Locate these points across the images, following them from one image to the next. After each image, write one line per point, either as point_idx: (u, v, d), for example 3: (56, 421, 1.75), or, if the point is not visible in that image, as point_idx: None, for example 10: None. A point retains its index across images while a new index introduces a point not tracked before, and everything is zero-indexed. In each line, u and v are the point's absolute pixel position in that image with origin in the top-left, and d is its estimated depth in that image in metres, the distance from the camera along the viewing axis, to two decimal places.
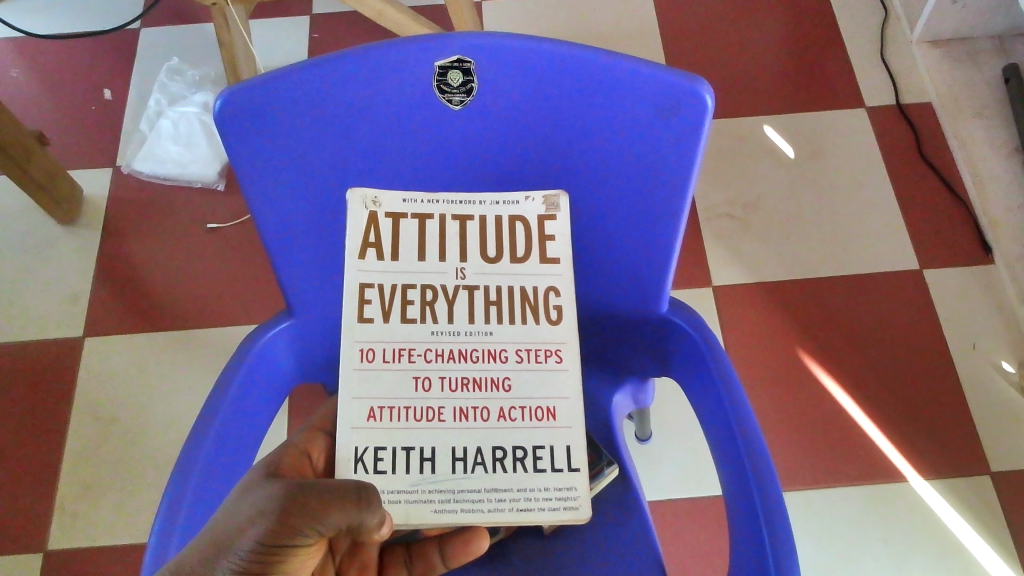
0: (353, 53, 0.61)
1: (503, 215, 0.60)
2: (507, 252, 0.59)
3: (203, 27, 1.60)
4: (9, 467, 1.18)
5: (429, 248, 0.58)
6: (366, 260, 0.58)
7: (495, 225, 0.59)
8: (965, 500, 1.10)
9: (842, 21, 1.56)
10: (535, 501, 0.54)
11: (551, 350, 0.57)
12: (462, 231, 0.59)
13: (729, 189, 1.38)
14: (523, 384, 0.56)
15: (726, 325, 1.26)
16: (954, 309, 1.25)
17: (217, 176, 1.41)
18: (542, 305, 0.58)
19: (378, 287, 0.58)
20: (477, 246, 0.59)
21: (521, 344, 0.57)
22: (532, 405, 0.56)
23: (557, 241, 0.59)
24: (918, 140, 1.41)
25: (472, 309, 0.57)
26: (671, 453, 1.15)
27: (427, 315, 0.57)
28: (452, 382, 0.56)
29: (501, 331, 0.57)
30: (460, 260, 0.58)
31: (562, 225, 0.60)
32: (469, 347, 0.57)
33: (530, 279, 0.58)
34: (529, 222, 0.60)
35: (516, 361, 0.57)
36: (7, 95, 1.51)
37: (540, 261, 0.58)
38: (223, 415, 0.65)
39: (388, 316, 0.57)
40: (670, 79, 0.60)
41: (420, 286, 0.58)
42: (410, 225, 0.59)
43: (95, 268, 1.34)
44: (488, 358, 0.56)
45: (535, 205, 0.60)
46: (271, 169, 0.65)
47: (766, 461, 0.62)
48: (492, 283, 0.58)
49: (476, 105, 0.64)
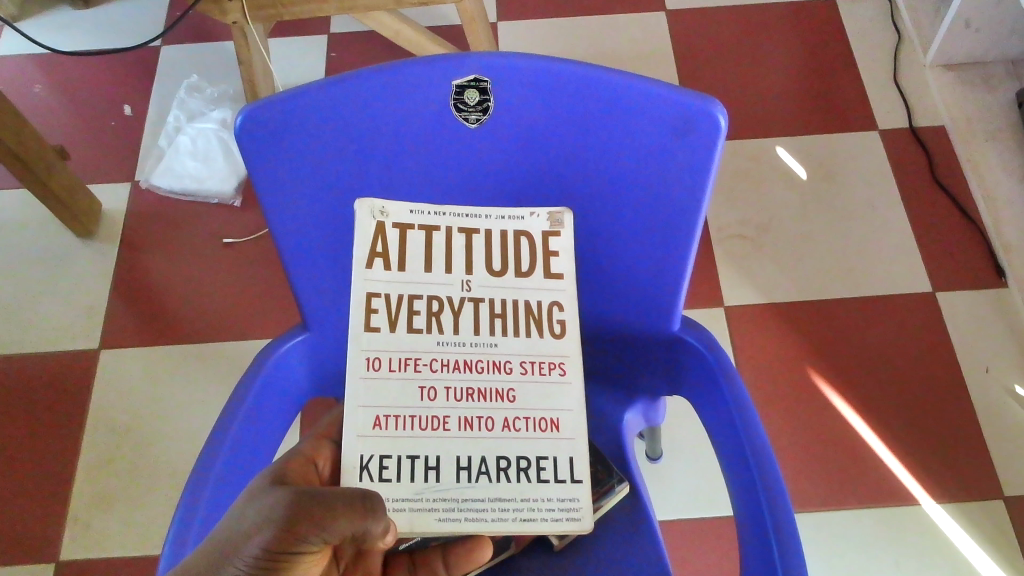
0: (370, 72, 0.63)
1: (508, 229, 0.61)
2: (512, 266, 0.60)
3: (223, 45, 1.63)
4: (23, 478, 1.19)
5: (435, 260, 0.59)
6: (374, 270, 0.59)
7: (501, 238, 0.60)
8: (978, 524, 1.09)
9: (853, 45, 1.57)
10: (539, 510, 0.54)
11: (555, 362, 0.57)
12: (468, 243, 0.60)
13: (741, 210, 1.39)
14: (528, 395, 0.57)
15: (736, 345, 1.26)
16: (967, 332, 1.25)
17: (233, 192, 1.43)
18: (546, 319, 0.58)
19: (385, 297, 0.58)
20: (483, 258, 0.60)
21: (526, 356, 0.57)
22: (536, 416, 0.56)
23: (561, 257, 0.60)
24: (932, 162, 1.41)
25: (478, 322, 0.58)
26: (681, 472, 1.14)
27: (433, 326, 0.58)
28: (457, 392, 0.56)
29: (506, 343, 0.58)
30: (466, 272, 0.59)
31: (566, 241, 0.61)
32: (475, 357, 0.57)
33: (535, 293, 0.59)
34: (533, 237, 0.61)
35: (520, 373, 0.57)
36: (30, 111, 1.54)
37: (544, 277, 0.59)
38: (238, 426, 0.65)
39: (394, 326, 0.58)
40: (683, 99, 0.61)
41: (427, 297, 0.59)
42: (417, 236, 0.60)
43: (111, 282, 1.35)
44: (494, 368, 0.57)
45: (540, 220, 0.61)
46: (288, 184, 0.66)
47: (778, 483, 0.61)
48: (498, 296, 0.59)
49: (490, 124, 0.65)
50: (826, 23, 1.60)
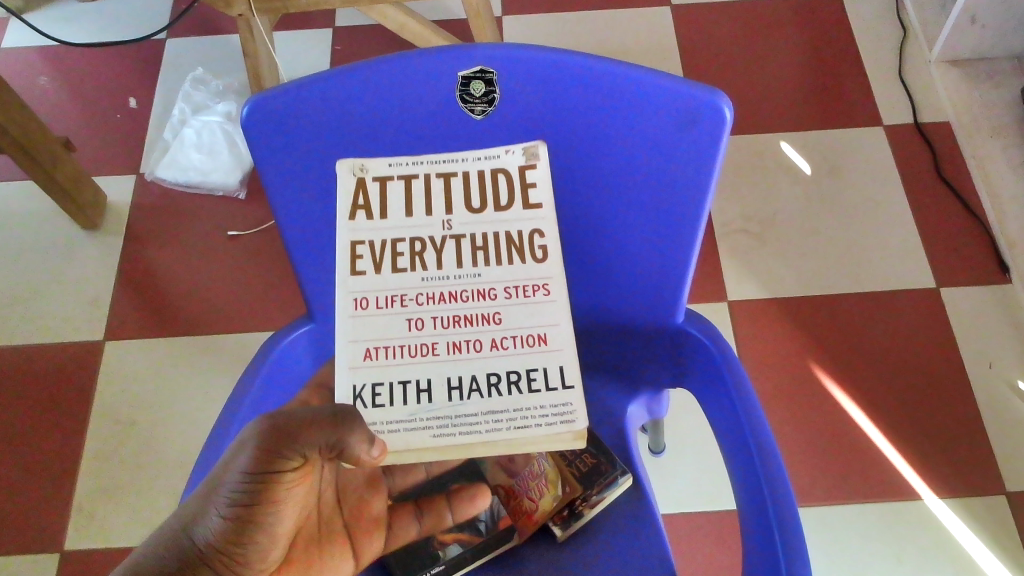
0: (379, 63, 0.63)
1: (486, 168, 0.61)
2: (491, 202, 0.59)
3: (228, 38, 1.63)
4: (28, 469, 1.19)
5: (416, 203, 0.59)
6: (357, 221, 0.59)
7: (479, 178, 0.60)
8: (980, 520, 1.09)
9: (859, 41, 1.57)
10: (532, 417, 0.53)
11: (538, 284, 0.56)
12: (447, 186, 0.60)
13: (745, 205, 1.39)
14: (513, 316, 0.56)
15: (741, 340, 1.26)
16: (971, 328, 1.25)
17: (237, 184, 1.43)
18: (527, 246, 0.58)
19: (369, 244, 0.58)
20: (463, 198, 0.59)
21: (508, 281, 0.56)
22: (523, 333, 0.55)
23: (538, 188, 0.60)
24: (936, 158, 1.41)
25: (460, 256, 0.57)
26: (683, 466, 1.15)
27: (416, 264, 0.57)
28: (443, 321, 0.56)
29: (489, 272, 0.57)
30: (448, 212, 0.59)
31: (543, 172, 0.61)
32: (459, 288, 0.56)
33: (516, 223, 0.58)
34: (510, 173, 0.61)
35: (504, 298, 0.56)
36: (35, 102, 1.54)
37: (523, 207, 0.59)
38: (245, 414, 0.65)
39: (378, 266, 0.57)
40: (686, 88, 0.60)
41: (410, 239, 0.58)
42: (397, 185, 0.60)
43: (116, 273, 1.36)
44: (478, 297, 0.56)
45: (515, 156, 0.61)
46: (297, 172, 0.66)
47: (780, 473, 0.62)
48: (479, 231, 0.58)
49: (498, 116, 0.65)
50: (831, 18, 1.60)
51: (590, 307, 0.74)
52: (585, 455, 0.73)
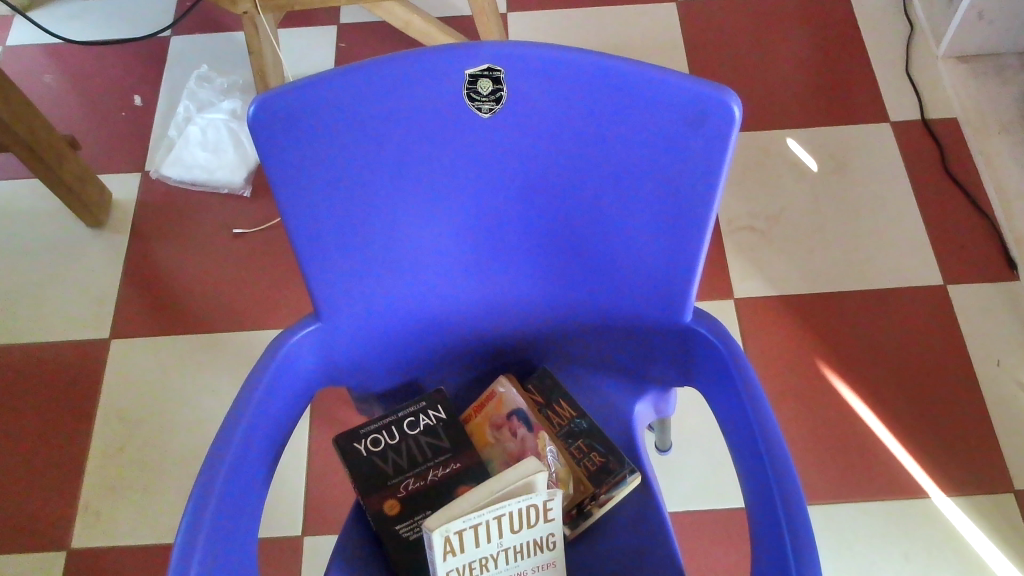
0: (383, 61, 0.60)
1: (525, 516, 0.56)
2: (530, 526, 0.58)
3: (233, 35, 1.63)
4: (35, 467, 1.19)
5: (479, 535, 0.55)
6: (441, 542, 0.53)
7: (520, 521, 0.56)
8: (988, 517, 1.09)
9: (865, 37, 1.56)
10: None
11: (550, 550, 0.62)
12: (499, 526, 0.55)
13: (751, 202, 1.39)
14: (529, 560, 0.62)
15: (747, 336, 1.26)
16: (979, 325, 1.24)
17: (243, 182, 1.43)
18: (541, 541, 0.61)
19: (443, 548, 0.54)
20: (511, 526, 0.56)
21: (532, 550, 0.60)
22: (531, 565, 0.63)
23: (554, 517, 0.59)
24: (943, 154, 1.40)
25: (505, 544, 0.58)
26: (691, 464, 1.14)
27: (475, 553, 0.57)
28: (494, 564, 0.59)
29: (521, 546, 0.60)
30: (499, 537, 0.57)
31: (557, 512, 0.59)
32: (502, 553, 0.59)
33: (536, 532, 0.59)
34: (540, 511, 0.57)
35: (527, 557, 0.61)
36: (40, 100, 1.54)
37: (544, 523, 0.59)
38: (249, 418, 0.65)
39: (460, 550, 0.55)
40: (697, 88, 0.58)
41: (472, 546, 0.55)
42: (462, 535, 0.54)
43: (122, 272, 1.36)
44: (513, 555, 0.60)
45: (544, 500, 0.56)
46: (301, 174, 0.63)
47: (791, 475, 0.61)
48: (521, 537, 0.58)
49: (505, 115, 0.62)
50: (837, 15, 1.60)
51: (597, 305, 0.74)
52: (593, 455, 0.74)
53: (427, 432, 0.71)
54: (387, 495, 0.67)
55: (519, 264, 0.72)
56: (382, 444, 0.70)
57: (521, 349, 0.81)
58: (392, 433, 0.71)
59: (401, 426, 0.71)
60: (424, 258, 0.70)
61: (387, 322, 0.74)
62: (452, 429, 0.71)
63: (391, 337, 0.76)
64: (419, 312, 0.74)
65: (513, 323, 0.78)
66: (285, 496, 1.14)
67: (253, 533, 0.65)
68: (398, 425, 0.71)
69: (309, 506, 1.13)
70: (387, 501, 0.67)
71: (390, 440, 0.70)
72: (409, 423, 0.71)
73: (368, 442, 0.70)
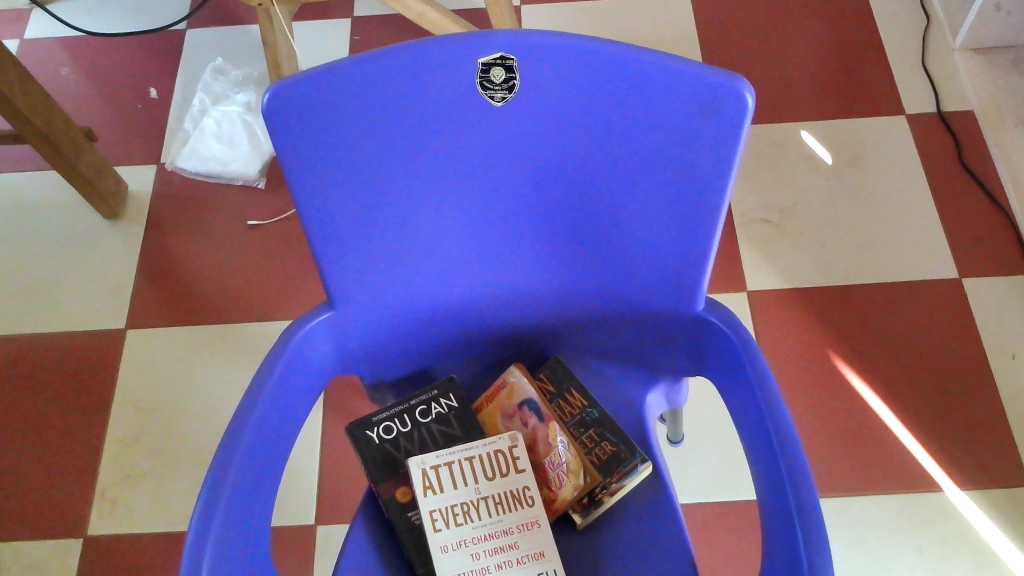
0: (396, 50, 0.60)
1: (488, 457, 0.67)
2: (498, 472, 0.67)
3: (247, 28, 1.63)
4: (52, 455, 1.21)
5: (451, 472, 0.66)
6: (421, 476, 0.66)
7: (484, 461, 0.67)
8: (1002, 510, 1.08)
9: (881, 29, 1.55)
10: (528, 567, 0.65)
11: (530, 506, 0.66)
12: (466, 465, 0.67)
13: (765, 194, 1.38)
14: (513, 519, 0.66)
15: (760, 328, 1.25)
16: (994, 318, 1.23)
17: (257, 174, 1.44)
18: (519, 498, 0.66)
19: (424, 483, 0.66)
20: (480, 467, 0.67)
21: (509, 503, 0.66)
22: (518, 529, 0.66)
23: (524, 465, 0.68)
24: (959, 147, 1.39)
25: (479, 490, 0.66)
26: (703, 457, 1.14)
27: (454, 495, 0.66)
28: (476, 516, 0.65)
29: (501, 499, 0.66)
30: (472, 476, 0.66)
31: (525, 459, 0.68)
32: (482, 504, 0.66)
33: (511, 482, 0.67)
34: (503, 453, 0.68)
35: (507, 511, 0.66)
36: (57, 93, 1.56)
37: (516, 473, 0.67)
38: (263, 406, 0.65)
39: (440, 488, 0.66)
40: (710, 77, 0.58)
41: (446, 483, 0.66)
42: (438, 469, 0.66)
43: (137, 263, 1.37)
44: (493, 509, 0.66)
45: (504, 442, 0.68)
46: (316, 163, 0.64)
47: (802, 465, 0.61)
48: (495, 484, 0.67)
49: (517, 104, 0.62)
50: (852, 6, 1.59)
51: (610, 295, 0.74)
52: (605, 444, 0.74)
53: (439, 421, 0.71)
54: (401, 483, 0.68)
55: (531, 252, 0.72)
56: (394, 432, 0.70)
57: (533, 338, 0.81)
58: (404, 421, 0.71)
59: (413, 414, 0.71)
60: (437, 246, 0.70)
61: (401, 310, 0.75)
62: (464, 418, 0.71)
63: (404, 325, 0.76)
64: (431, 301, 0.75)
65: (526, 312, 0.78)
66: (298, 485, 1.15)
67: (267, 519, 0.66)
68: (410, 413, 0.71)
69: (321, 495, 1.14)
70: (400, 487, 0.68)
71: (402, 428, 0.70)
72: (421, 412, 0.71)
73: (380, 430, 0.70)
